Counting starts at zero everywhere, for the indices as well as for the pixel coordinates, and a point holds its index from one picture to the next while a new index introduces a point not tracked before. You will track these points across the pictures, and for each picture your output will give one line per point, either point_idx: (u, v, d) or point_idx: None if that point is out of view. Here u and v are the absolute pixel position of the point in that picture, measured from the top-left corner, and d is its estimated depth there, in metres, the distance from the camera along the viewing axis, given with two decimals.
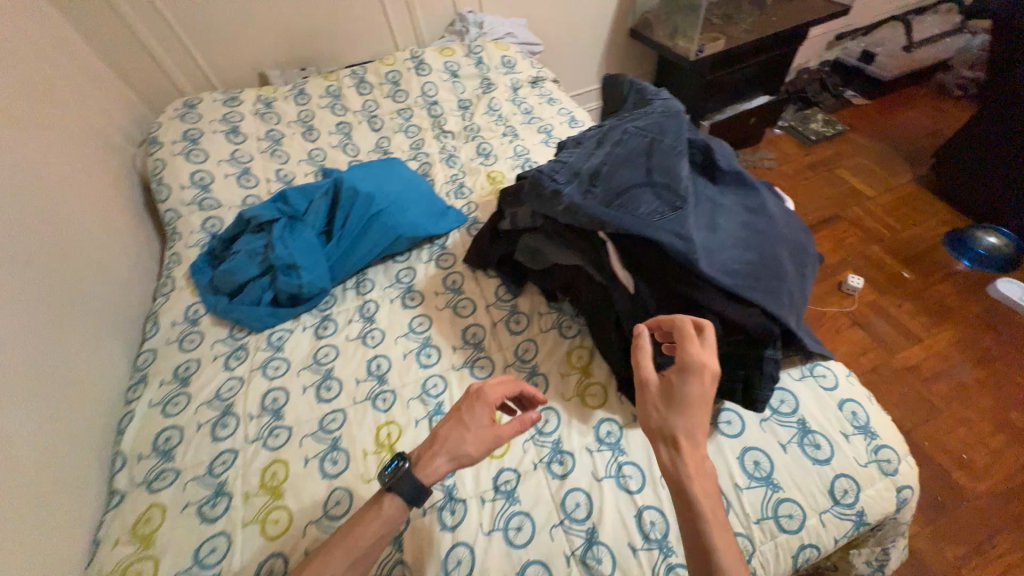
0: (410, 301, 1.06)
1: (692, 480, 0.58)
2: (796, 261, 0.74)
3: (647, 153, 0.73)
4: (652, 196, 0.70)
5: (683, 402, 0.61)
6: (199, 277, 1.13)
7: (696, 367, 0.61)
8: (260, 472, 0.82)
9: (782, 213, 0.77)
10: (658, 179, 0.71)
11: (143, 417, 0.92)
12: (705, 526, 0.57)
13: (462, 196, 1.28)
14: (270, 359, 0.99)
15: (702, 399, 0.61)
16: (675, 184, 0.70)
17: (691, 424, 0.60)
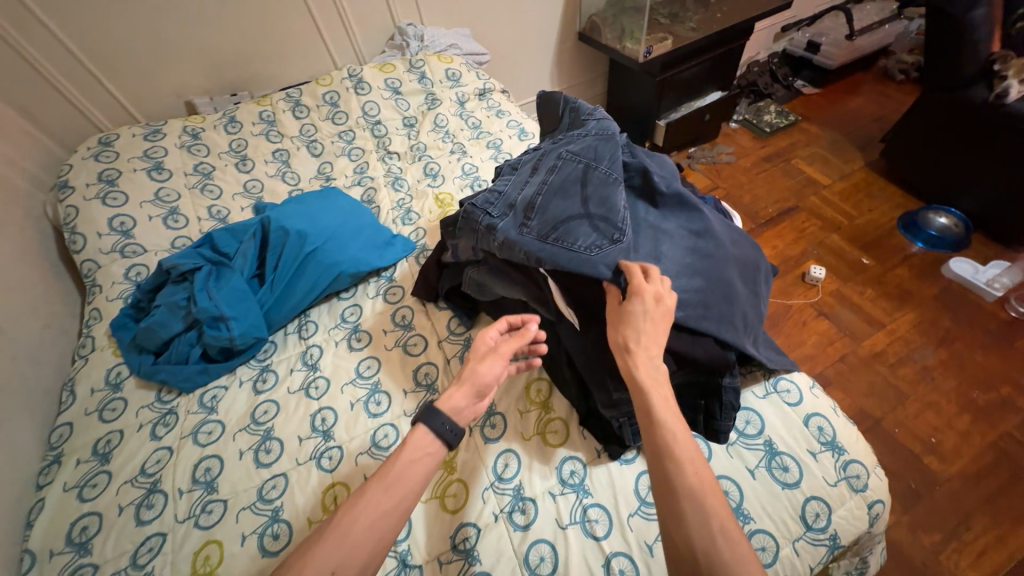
0: (357, 342, 0.99)
1: (638, 368, 0.58)
2: (745, 282, 0.73)
3: (582, 180, 0.70)
4: (590, 227, 0.67)
5: (630, 320, 0.60)
6: (120, 336, 1.02)
7: (636, 287, 0.61)
8: (191, 558, 0.73)
9: (729, 231, 0.75)
10: (595, 209, 0.68)
11: (57, 505, 0.82)
12: (653, 407, 0.56)
13: (409, 222, 1.20)
14: (203, 423, 0.90)
15: (649, 318, 0.60)
16: (613, 211, 0.68)
17: (638, 331, 0.59)
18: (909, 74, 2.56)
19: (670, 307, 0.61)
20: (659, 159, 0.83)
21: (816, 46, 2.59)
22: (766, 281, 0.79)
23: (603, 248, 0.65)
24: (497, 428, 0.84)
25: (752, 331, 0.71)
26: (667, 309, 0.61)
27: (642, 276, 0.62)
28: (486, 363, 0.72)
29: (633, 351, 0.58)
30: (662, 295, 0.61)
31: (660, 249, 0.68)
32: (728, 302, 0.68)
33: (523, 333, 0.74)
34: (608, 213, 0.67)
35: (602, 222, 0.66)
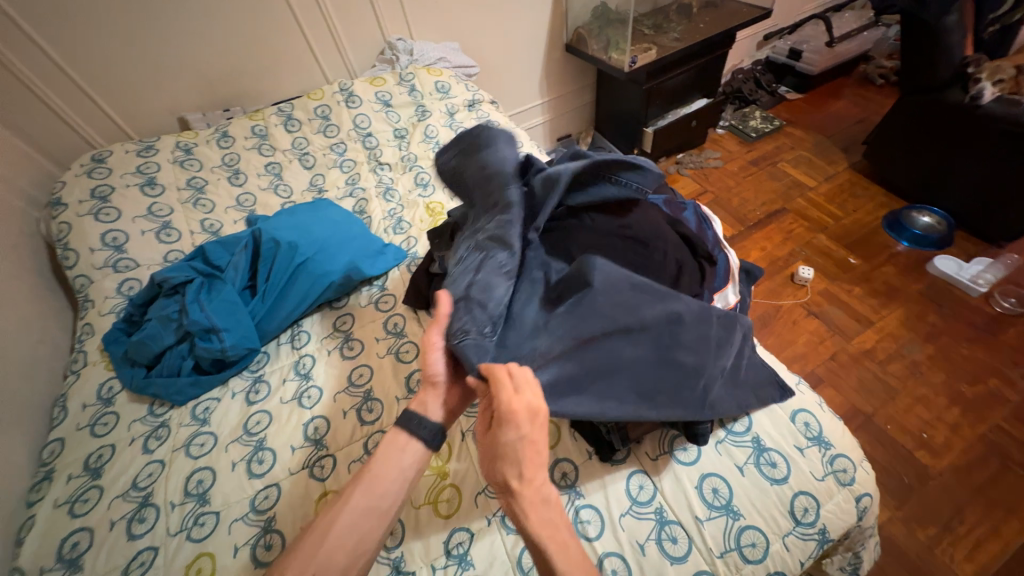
0: (349, 350, 0.99)
1: (531, 513, 0.54)
2: (656, 348, 0.63)
3: (476, 265, 0.68)
4: (467, 310, 0.64)
5: (508, 453, 0.56)
6: (112, 350, 1.02)
7: (507, 417, 0.55)
8: (183, 572, 0.73)
9: (634, 284, 0.62)
10: (477, 294, 0.64)
11: (46, 521, 0.82)
12: (551, 559, 0.53)
13: (400, 231, 1.22)
14: (195, 435, 0.90)
15: (525, 444, 0.56)
16: (497, 297, 0.64)
17: (519, 464, 0.55)
18: (889, 78, 2.63)
19: (544, 412, 0.57)
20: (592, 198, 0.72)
21: (798, 52, 2.66)
22: (713, 336, 0.66)
23: (474, 336, 0.62)
24: None
25: (663, 402, 0.63)
26: (543, 419, 0.57)
27: (511, 388, 0.56)
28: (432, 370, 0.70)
29: (518, 495, 0.55)
30: (533, 410, 0.56)
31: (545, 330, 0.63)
32: (620, 377, 0.62)
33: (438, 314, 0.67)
34: (488, 300, 0.64)
35: (477, 308, 0.63)
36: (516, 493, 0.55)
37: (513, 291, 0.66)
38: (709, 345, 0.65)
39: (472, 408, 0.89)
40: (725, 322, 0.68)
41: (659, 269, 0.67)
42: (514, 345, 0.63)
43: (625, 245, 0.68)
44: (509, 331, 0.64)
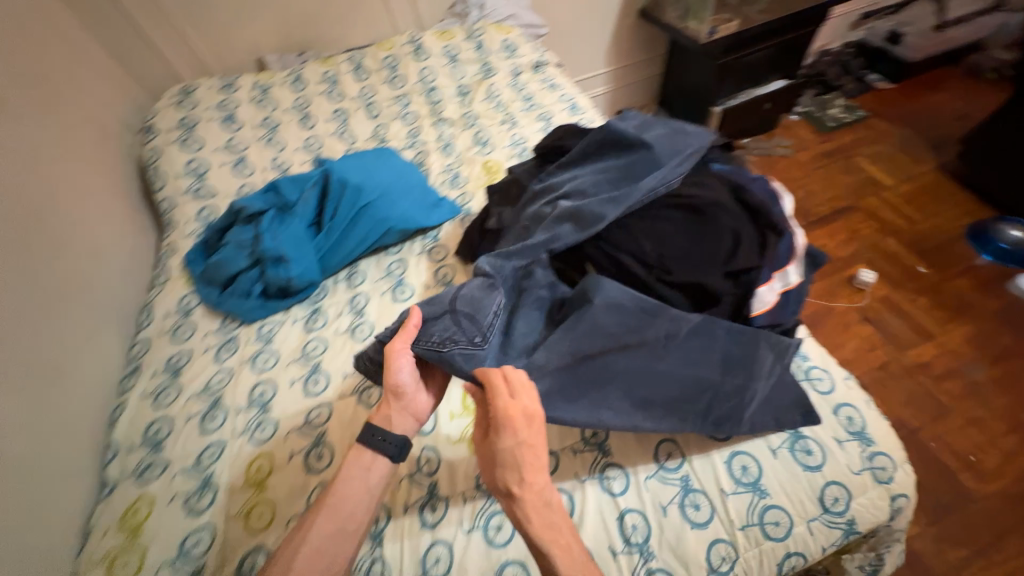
0: (400, 294, 1.04)
1: (530, 515, 0.56)
2: (660, 360, 0.62)
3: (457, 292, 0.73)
4: (454, 322, 0.68)
5: (505, 459, 0.58)
6: (192, 268, 1.12)
7: (504, 421, 0.58)
8: (246, 466, 0.83)
9: (642, 305, 0.62)
10: (464, 307, 0.69)
11: (134, 408, 0.94)
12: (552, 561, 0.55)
13: (457, 186, 1.24)
14: (260, 352, 0.99)
15: (524, 449, 0.58)
16: (481, 307, 0.70)
17: (519, 470, 0.58)
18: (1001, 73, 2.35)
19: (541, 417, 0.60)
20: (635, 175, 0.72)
21: (898, 36, 2.40)
22: (723, 350, 0.63)
23: (461, 344, 0.66)
24: None
25: (660, 414, 0.63)
26: (540, 424, 0.59)
27: (507, 395, 0.59)
28: (398, 379, 0.72)
29: (518, 499, 0.57)
30: (529, 415, 0.59)
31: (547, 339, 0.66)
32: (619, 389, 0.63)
33: (407, 325, 0.71)
34: (479, 314, 0.68)
35: (466, 319, 0.68)
36: (513, 495, 0.58)
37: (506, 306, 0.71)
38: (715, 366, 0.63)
39: None
40: (751, 332, 0.64)
41: (714, 246, 0.63)
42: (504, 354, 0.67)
43: (687, 218, 0.66)
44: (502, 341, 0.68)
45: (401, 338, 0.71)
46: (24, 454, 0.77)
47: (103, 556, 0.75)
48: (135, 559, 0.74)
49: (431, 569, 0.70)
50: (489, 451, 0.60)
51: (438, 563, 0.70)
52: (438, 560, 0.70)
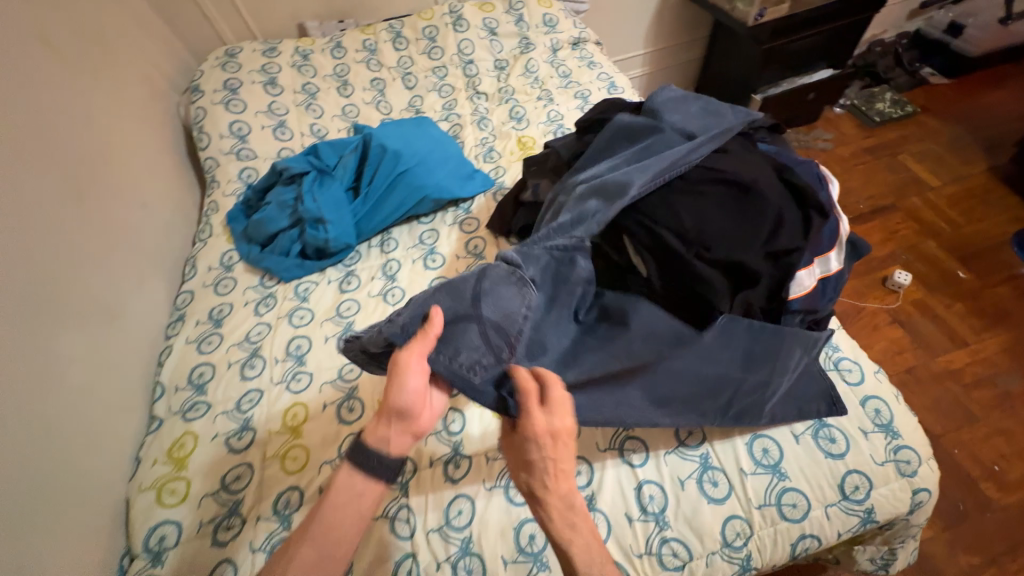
0: (431, 262, 1.06)
1: (551, 519, 0.56)
2: (680, 361, 0.64)
3: (483, 293, 0.63)
4: (480, 333, 0.62)
5: (529, 464, 0.57)
6: (234, 226, 1.17)
7: (529, 433, 0.56)
8: (282, 413, 0.87)
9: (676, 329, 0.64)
10: (491, 314, 0.62)
11: (179, 352, 0.99)
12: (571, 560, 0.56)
13: (491, 160, 1.24)
14: (296, 309, 1.03)
15: (551, 459, 0.57)
16: (511, 315, 0.63)
17: (544, 477, 0.57)
18: None
19: (569, 430, 0.57)
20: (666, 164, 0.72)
21: (959, 28, 2.26)
22: (746, 347, 0.66)
23: (490, 360, 0.62)
24: None
25: (677, 410, 0.66)
26: (567, 437, 0.57)
27: (535, 407, 0.57)
28: (405, 397, 0.59)
29: (541, 503, 0.57)
30: (558, 429, 0.56)
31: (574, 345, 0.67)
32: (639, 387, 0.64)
33: (427, 332, 0.60)
34: (507, 324, 0.62)
35: (495, 332, 0.62)
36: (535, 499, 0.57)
37: (540, 302, 0.66)
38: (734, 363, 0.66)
39: None
40: (775, 329, 0.66)
41: (755, 225, 0.61)
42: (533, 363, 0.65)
43: (730, 196, 0.64)
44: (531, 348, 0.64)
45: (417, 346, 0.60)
46: (84, 385, 0.83)
47: (152, 483, 0.81)
48: (181, 488, 0.80)
49: (453, 520, 0.73)
50: (518, 454, 0.59)
51: (461, 515, 0.73)
52: (461, 513, 0.73)
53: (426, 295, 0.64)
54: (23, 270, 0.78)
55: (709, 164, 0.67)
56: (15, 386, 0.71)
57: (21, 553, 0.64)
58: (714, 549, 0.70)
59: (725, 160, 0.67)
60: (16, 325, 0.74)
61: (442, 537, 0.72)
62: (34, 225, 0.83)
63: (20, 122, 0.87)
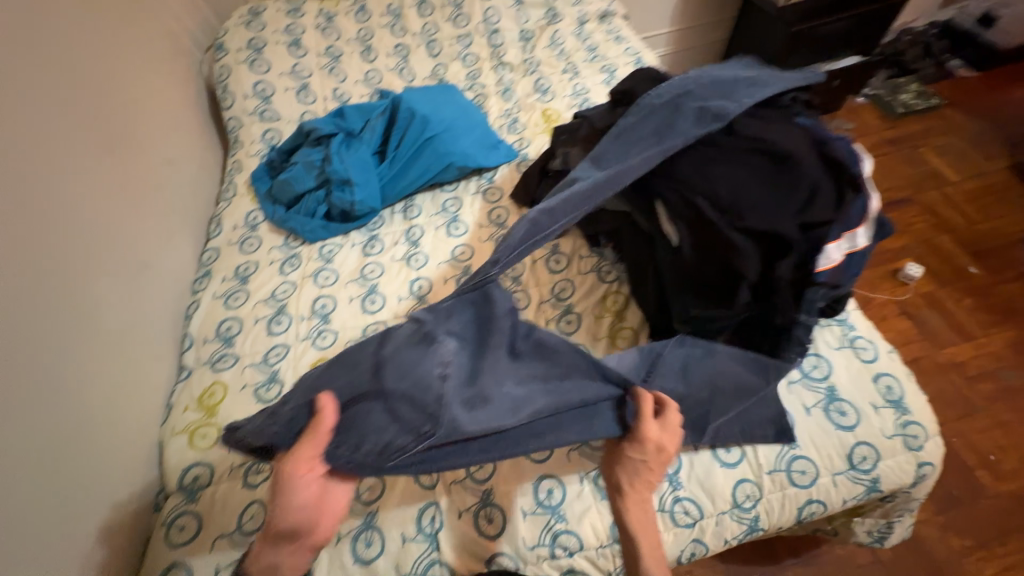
0: (454, 230, 1.08)
1: (627, 511, 0.65)
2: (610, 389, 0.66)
3: (383, 361, 0.64)
4: (391, 413, 0.60)
5: (626, 463, 0.66)
6: (259, 186, 1.19)
7: (640, 438, 0.64)
8: (309, 367, 0.90)
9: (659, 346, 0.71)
10: (407, 386, 0.61)
11: (207, 306, 1.02)
12: (639, 554, 0.64)
13: (515, 131, 1.24)
14: (321, 270, 1.05)
15: (650, 466, 0.65)
16: (422, 380, 0.62)
17: (635, 477, 0.65)
18: None
19: (671, 454, 0.64)
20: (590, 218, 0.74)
21: (992, 19, 2.22)
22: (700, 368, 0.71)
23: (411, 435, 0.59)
24: (570, 326, 0.91)
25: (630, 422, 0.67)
26: (667, 456, 0.64)
27: (652, 422, 0.64)
28: (297, 513, 0.58)
29: (625, 495, 0.65)
30: (664, 447, 0.64)
31: (516, 378, 0.66)
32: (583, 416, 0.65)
33: (317, 429, 0.59)
34: (419, 392, 0.61)
35: (414, 403, 0.60)
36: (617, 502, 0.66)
37: (463, 357, 0.66)
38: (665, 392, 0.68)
39: (559, 299, 0.95)
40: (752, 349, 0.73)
41: (787, 196, 0.64)
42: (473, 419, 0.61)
43: (765, 167, 0.66)
44: (460, 397, 0.62)
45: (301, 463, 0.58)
46: (118, 330, 0.86)
47: (184, 428, 0.85)
48: (213, 432, 0.83)
49: (475, 474, 0.75)
50: (615, 454, 0.67)
51: (482, 469, 0.76)
52: (483, 467, 0.76)
53: (315, 379, 0.65)
54: (58, 213, 0.80)
55: (746, 132, 0.69)
56: (54, 324, 0.73)
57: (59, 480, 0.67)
58: (724, 509, 0.73)
59: (763, 131, 0.68)
60: (53, 265, 0.76)
61: (463, 487, 0.75)
62: (66, 172, 0.84)
63: (51, 67, 0.87)
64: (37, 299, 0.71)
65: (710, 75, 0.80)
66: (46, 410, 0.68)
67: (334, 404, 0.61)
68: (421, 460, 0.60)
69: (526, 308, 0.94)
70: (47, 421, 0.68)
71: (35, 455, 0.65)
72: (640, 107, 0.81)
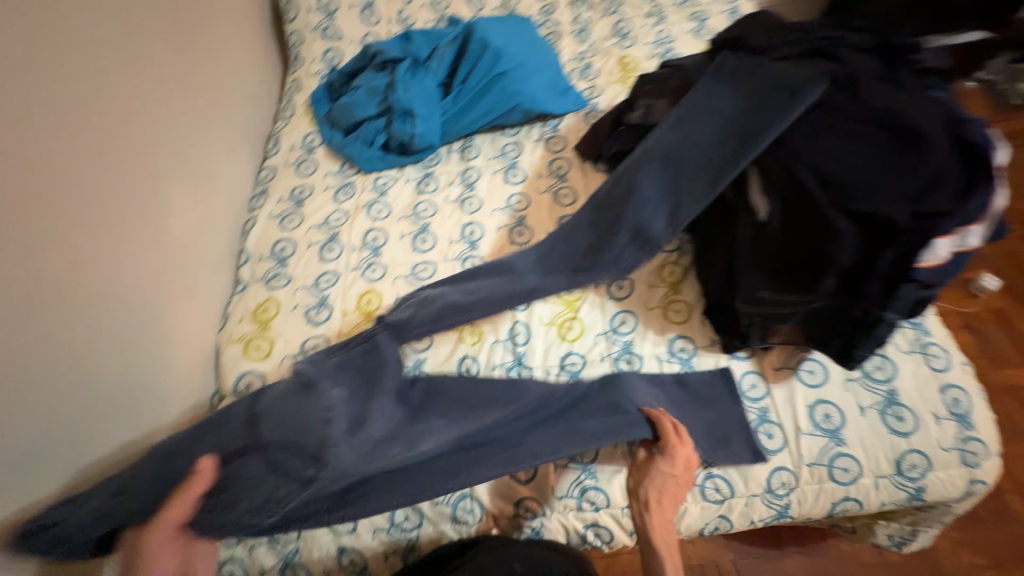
0: (512, 177, 1.03)
1: (655, 528, 0.65)
2: (506, 427, 0.72)
3: (258, 416, 0.70)
4: (268, 467, 0.66)
5: (656, 477, 0.68)
6: (318, 108, 1.17)
7: (672, 451, 0.68)
8: (357, 297, 0.91)
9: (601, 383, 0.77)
10: (280, 441, 0.67)
11: (263, 224, 1.03)
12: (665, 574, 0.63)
13: (587, 78, 1.15)
14: (374, 202, 1.03)
15: (676, 482, 0.67)
16: (300, 424, 0.68)
17: (664, 492, 0.67)
18: None
19: (694, 472, 0.70)
20: (494, 295, 0.81)
21: None
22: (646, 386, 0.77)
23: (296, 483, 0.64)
24: (621, 292, 0.89)
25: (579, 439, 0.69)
26: (692, 473, 0.69)
27: (678, 438, 0.69)
28: None
29: (652, 511, 0.66)
30: (691, 460, 0.69)
31: (408, 423, 0.72)
32: (497, 453, 0.70)
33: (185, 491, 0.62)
34: (299, 439, 0.66)
35: (298, 454, 0.65)
36: (644, 518, 0.66)
37: (352, 403, 0.72)
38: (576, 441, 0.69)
39: None
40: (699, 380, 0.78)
41: (902, 180, 0.58)
42: (362, 455, 0.66)
43: (883, 144, 0.60)
44: (349, 440, 0.67)
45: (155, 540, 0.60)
46: (182, 235, 0.90)
47: (239, 337, 0.89)
48: (265, 345, 0.87)
49: None
50: (643, 470, 0.69)
51: None
52: None
53: (183, 440, 0.69)
54: (122, 110, 0.81)
55: (871, 101, 0.62)
56: (119, 219, 0.76)
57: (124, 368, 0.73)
58: (756, 492, 0.73)
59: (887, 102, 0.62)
60: (117, 161, 0.78)
61: None
62: (132, 71, 0.84)
63: None
64: (102, 194, 0.74)
65: (671, 147, 0.77)
66: (111, 299, 0.72)
67: (210, 465, 0.65)
68: (324, 500, 0.67)
69: None
70: (113, 310, 0.73)
71: (100, 339, 0.70)
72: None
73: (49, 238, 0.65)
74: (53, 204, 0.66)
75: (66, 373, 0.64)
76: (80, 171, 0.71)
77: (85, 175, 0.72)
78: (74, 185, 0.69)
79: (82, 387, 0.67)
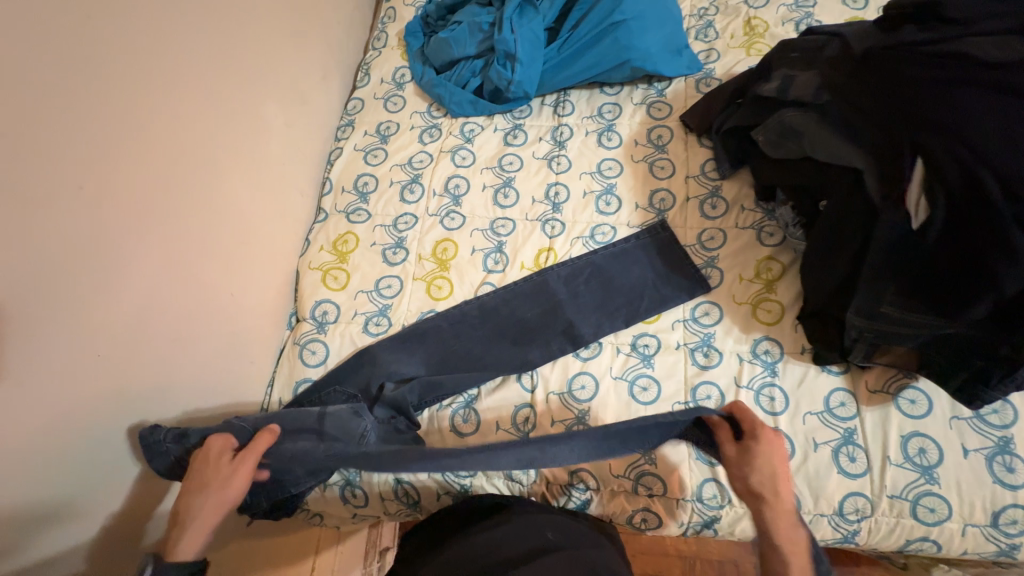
0: (607, 140, 0.96)
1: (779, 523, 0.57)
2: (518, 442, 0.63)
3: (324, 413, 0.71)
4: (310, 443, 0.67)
5: (759, 463, 0.60)
6: (412, 42, 1.13)
7: (764, 433, 0.60)
8: (433, 244, 0.90)
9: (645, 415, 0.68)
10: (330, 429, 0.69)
11: (347, 157, 1.03)
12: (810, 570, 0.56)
13: (704, 39, 1.04)
14: (459, 148, 1.00)
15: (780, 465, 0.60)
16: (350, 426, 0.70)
17: (774, 480, 0.59)
18: None
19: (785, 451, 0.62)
20: (448, 343, 0.83)
21: None
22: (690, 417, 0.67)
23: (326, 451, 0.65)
24: (710, 280, 0.82)
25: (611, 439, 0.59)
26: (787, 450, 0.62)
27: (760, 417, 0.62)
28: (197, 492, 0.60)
29: (770, 501, 0.59)
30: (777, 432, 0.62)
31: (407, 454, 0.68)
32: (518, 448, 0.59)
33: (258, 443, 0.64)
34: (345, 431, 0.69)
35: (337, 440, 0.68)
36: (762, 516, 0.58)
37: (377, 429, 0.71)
38: (589, 444, 0.59)
39: (705, 249, 0.85)
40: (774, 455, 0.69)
41: None
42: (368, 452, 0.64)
43: None
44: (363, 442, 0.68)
45: (219, 486, 0.60)
46: (275, 157, 0.91)
47: (319, 266, 0.91)
48: (342, 277, 0.89)
49: (575, 391, 0.77)
50: (742, 459, 0.61)
51: (582, 390, 0.77)
52: (583, 388, 0.77)
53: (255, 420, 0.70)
54: (223, 21, 0.80)
55: None
56: (216, 132, 0.78)
57: (214, 280, 0.76)
58: (825, 512, 0.69)
59: None
60: (216, 74, 0.79)
61: (562, 400, 0.76)
62: None
63: None
64: (204, 106, 0.76)
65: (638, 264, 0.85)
66: (207, 211, 0.76)
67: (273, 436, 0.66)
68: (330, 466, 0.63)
69: (664, 248, 0.86)
70: (209, 221, 0.76)
71: (197, 249, 0.73)
72: (941, 34, 0.61)
73: (150, 141, 0.67)
74: (155, 108, 0.68)
75: (167, 275, 0.69)
76: (182, 78, 0.72)
77: (189, 83, 0.73)
78: (177, 92, 0.71)
79: (181, 289, 0.71)
